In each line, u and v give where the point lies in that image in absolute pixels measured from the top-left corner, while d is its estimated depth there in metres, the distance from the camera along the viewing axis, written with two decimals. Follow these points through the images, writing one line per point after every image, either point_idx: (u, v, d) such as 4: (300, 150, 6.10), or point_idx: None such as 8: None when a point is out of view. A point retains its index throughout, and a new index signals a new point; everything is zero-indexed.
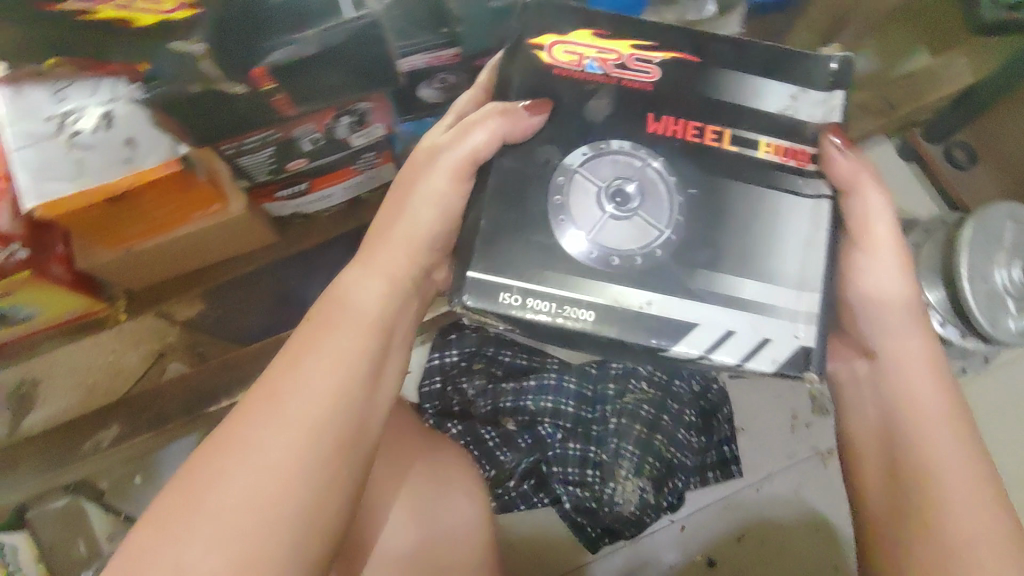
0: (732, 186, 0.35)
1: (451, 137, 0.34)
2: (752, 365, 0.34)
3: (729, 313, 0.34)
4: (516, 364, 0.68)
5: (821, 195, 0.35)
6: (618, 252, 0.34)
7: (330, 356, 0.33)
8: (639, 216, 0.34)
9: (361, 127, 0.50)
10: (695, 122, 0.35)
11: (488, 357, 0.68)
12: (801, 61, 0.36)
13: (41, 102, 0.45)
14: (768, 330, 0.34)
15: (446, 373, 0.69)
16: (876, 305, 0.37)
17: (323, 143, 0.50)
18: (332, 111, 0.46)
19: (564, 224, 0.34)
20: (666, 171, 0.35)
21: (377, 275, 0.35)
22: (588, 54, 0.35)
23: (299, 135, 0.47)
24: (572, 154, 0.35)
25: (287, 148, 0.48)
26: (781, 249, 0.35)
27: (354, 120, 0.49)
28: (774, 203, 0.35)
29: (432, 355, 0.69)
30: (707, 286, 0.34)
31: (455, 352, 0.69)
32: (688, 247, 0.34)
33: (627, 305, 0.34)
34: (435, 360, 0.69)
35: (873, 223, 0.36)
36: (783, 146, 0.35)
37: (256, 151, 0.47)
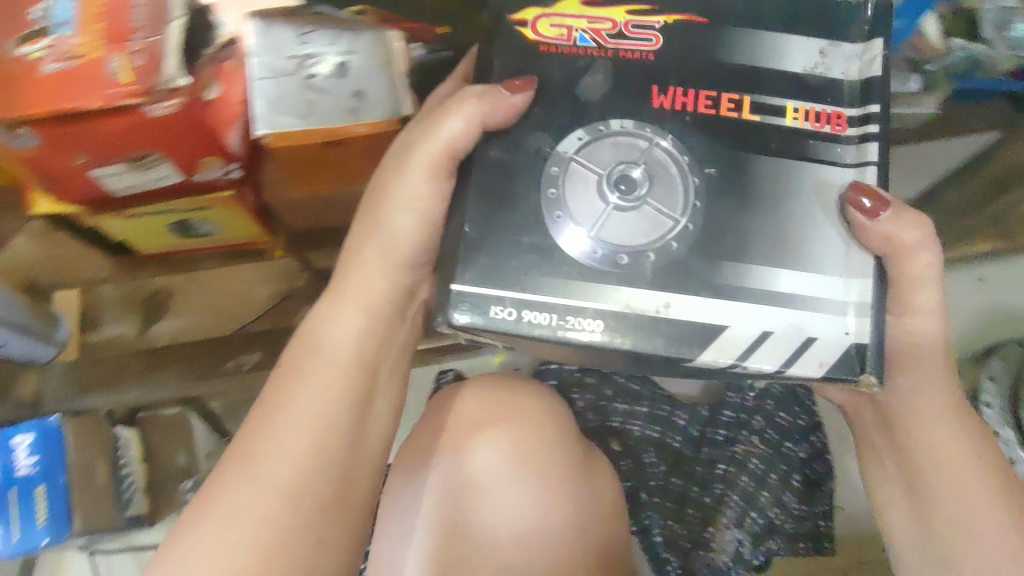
0: (756, 161, 0.30)
1: (426, 128, 0.31)
2: (795, 370, 0.29)
3: (763, 311, 0.29)
4: (628, 387, 0.61)
5: (866, 161, 0.30)
6: (627, 248, 0.29)
7: (320, 395, 0.33)
8: (648, 206, 0.30)
9: None
10: (707, 92, 0.31)
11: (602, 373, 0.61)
12: (832, 13, 0.31)
13: (284, 40, 0.43)
14: (813, 328, 0.29)
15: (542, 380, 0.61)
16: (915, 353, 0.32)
17: None
18: None
19: (561, 222, 0.30)
20: (677, 150, 0.30)
21: (351, 309, 0.35)
22: (579, 25, 0.31)
23: None
24: (565, 139, 0.30)
25: None
26: (820, 232, 0.30)
27: None
28: (807, 177, 0.30)
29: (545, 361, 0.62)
30: (736, 280, 0.29)
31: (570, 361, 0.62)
32: (708, 238, 0.30)
33: (640, 310, 0.29)
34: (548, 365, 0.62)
35: (916, 253, 0.29)
36: (815, 111, 0.31)
37: None
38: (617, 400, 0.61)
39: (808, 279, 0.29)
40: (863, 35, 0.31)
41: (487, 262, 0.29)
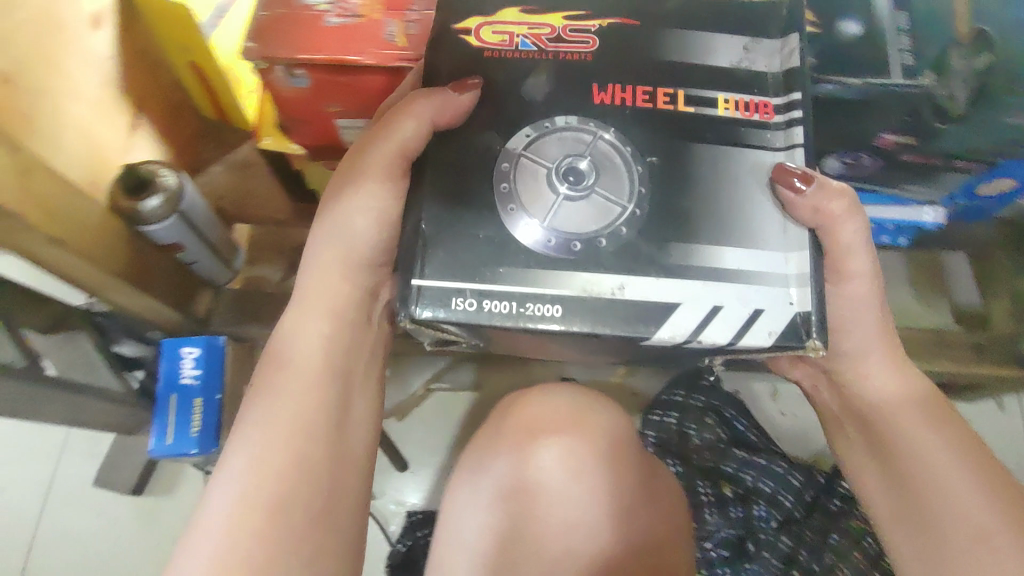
0: (694, 147, 0.34)
1: (379, 131, 0.36)
2: (746, 340, 0.31)
3: (712, 288, 0.32)
4: (746, 436, 0.68)
5: (793, 145, 0.34)
6: (578, 236, 0.33)
7: (309, 395, 0.39)
8: (596, 194, 0.33)
9: None
10: (643, 87, 0.35)
11: (728, 420, 0.69)
12: (753, 13, 0.36)
13: None
14: (758, 300, 0.32)
15: (681, 408, 0.69)
16: (880, 408, 0.39)
17: None
18: None
19: (514, 214, 0.33)
20: (620, 142, 0.34)
21: (317, 320, 0.40)
22: (519, 32, 0.36)
23: None
24: (514, 138, 0.35)
25: None
26: (757, 212, 0.33)
27: None
28: (739, 158, 0.34)
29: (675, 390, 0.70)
30: (685, 258, 0.33)
31: (702, 398, 0.70)
32: (654, 221, 0.33)
33: (597, 292, 0.32)
34: (670, 396, 0.71)
35: (850, 249, 0.34)
36: (743, 100, 0.35)
37: None
38: (710, 438, 0.68)
39: (755, 254, 0.33)
40: (781, 31, 0.36)
41: (446, 253, 0.33)
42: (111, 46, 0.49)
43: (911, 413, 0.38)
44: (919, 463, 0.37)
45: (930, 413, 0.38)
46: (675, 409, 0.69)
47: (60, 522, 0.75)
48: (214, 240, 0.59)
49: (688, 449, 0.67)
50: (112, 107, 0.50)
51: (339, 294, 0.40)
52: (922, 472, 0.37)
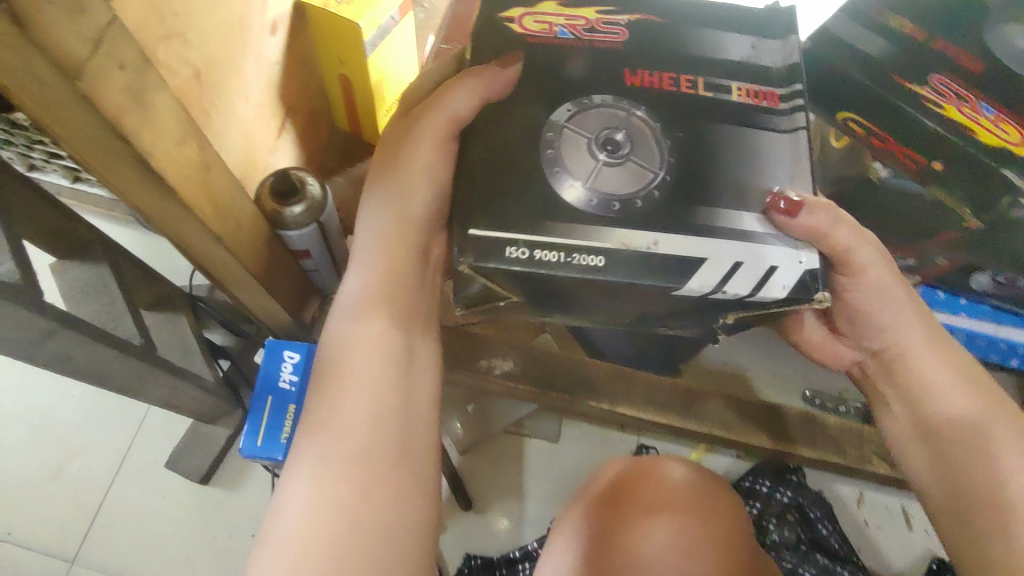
0: (715, 127, 0.42)
1: (438, 108, 0.43)
2: (764, 293, 0.39)
3: (733, 248, 0.39)
4: (826, 541, 0.76)
5: (795, 128, 0.43)
6: (618, 197, 0.39)
7: (363, 386, 0.45)
8: (631, 162, 0.40)
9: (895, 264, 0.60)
10: (669, 75, 0.43)
11: (808, 517, 0.78)
12: (760, 21, 0.45)
13: None
14: (773, 259, 0.39)
15: (764, 512, 0.77)
16: (947, 422, 0.46)
17: None
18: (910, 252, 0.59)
19: (560, 175, 0.40)
20: (649, 118, 0.42)
21: (371, 309, 0.47)
22: (558, 23, 0.44)
23: None
24: (557, 113, 0.42)
25: None
26: (767, 182, 0.41)
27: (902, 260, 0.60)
28: (753, 138, 0.42)
29: (747, 474, 0.81)
30: (708, 221, 0.40)
31: (785, 493, 0.79)
32: (679, 184, 0.40)
33: (635, 246, 0.38)
34: (746, 480, 0.80)
35: (852, 246, 0.42)
36: (752, 90, 0.43)
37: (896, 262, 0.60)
38: (795, 537, 0.76)
39: (772, 227, 0.40)
40: (783, 34, 0.45)
41: (499, 206, 0.39)
42: (277, 51, 0.62)
43: (985, 419, 0.45)
44: (983, 466, 0.44)
45: (1000, 414, 0.46)
46: (757, 507, 0.78)
47: (130, 500, 0.80)
48: (335, 253, 0.68)
49: (769, 542, 0.76)
50: (269, 112, 0.63)
51: (389, 291, 0.48)
52: (967, 467, 0.45)
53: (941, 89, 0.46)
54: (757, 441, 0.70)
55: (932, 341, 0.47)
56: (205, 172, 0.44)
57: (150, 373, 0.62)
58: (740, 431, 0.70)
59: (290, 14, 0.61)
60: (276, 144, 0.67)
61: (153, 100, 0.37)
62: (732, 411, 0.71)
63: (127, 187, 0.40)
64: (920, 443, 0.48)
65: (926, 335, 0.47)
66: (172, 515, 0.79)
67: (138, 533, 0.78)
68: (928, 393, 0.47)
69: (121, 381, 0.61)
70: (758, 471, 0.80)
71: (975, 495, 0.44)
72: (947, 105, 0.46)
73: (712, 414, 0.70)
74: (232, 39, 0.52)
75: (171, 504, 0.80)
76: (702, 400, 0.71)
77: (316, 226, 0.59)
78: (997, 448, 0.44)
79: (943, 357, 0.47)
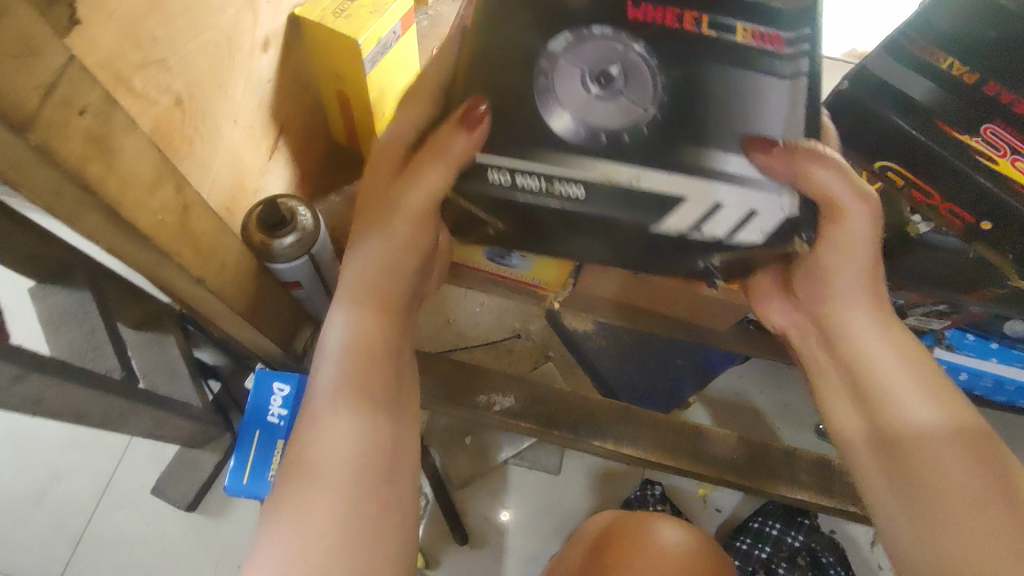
0: (711, 67, 0.37)
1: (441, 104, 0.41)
2: (741, 235, 0.38)
3: (716, 188, 0.37)
4: None
5: (799, 74, 0.37)
6: (605, 130, 0.37)
7: (341, 472, 0.41)
8: (623, 98, 0.37)
9: (931, 314, 0.58)
10: (674, 10, 0.37)
11: (820, 564, 0.74)
12: None
13: None
14: (755, 204, 0.37)
15: (773, 557, 0.74)
16: (907, 431, 0.41)
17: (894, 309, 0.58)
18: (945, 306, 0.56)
19: (551, 105, 0.37)
20: (648, 54, 0.37)
21: (365, 313, 0.46)
22: None
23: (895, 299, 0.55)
24: (554, 41, 0.37)
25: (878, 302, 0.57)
26: (763, 122, 0.37)
27: (937, 311, 0.57)
28: (752, 83, 0.37)
29: (756, 515, 0.77)
30: (696, 159, 0.37)
31: (796, 537, 0.75)
32: (669, 124, 0.37)
33: (617, 178, 0.37)
34: (755, 522, 0.77)
35: (845, 198, 0.38)
36: (760, 32, 0.37)
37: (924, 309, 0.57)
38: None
39: (756, 168, 0.37)
40: None
41: (491, 135, 0.37)
42: (270, 69, 0.58)
43: (953, 442, 0.40)
44: (947, 483, 0.39)
45: (969, 440, 0.40)
46: (766, 551, 0.75)
47: (114, 528, 0.77)
48: (330, 283, 0.64)
49: None
50: (260, 134, 0.59)
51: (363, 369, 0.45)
52: (925, 470, 0.40)
53: (994, 141, 0.39)
54: (775, 492, 0.66)
55: (891, 348, 0.43)
56: (184, 214, 0.41)
57: (131, 408, 0.59)
58: (757, 477, 0.66)
59: (283, 27, 0.58)
60: (268, 163, 0.63)
61: (121, 144, 0.34)
62: (749, 459, 0.67)
63: (97, 232, 0.37)
64: (873, 457, 0.43)
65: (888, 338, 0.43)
66: (157, 545, 0.76)
67: (122, 563, 0.75)
68: (889, 399, 0.42)
69: (100, 417, 0.58)
70: (768, 513, 0.77)
71: (928, 491, 0.39)
72: (1000, 161, 0.39)
73: (726, 460, 0.66)
74: (218, 60, 0.49)
75: (157, 533, 0.77)
76: (713, 444, 0.67)
77: (306, 258, 0.56)
78: (953, 454, 0.40)
79: (900, 344, 0.42)
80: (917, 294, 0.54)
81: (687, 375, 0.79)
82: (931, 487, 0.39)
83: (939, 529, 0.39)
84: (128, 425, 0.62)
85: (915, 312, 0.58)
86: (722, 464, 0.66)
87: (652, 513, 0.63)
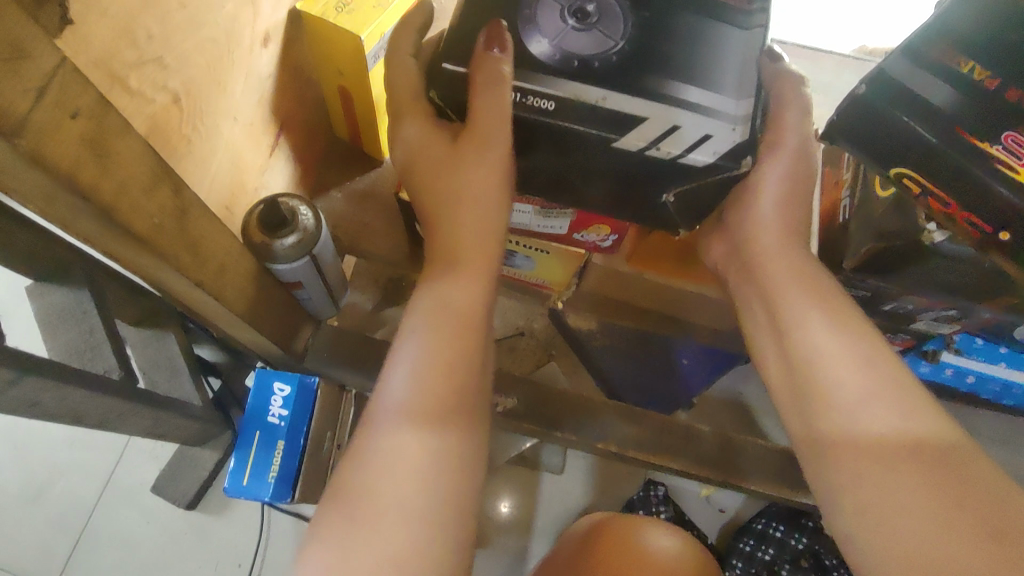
0: (678, 16, 0.41)
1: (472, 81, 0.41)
2: (694, 155, 0.39)
3: (674, 112, 0.39)
4: None
5: (756, 26, 0.42)
6: (578, 56, 0.40)
7: (399, 489, 0.40)
8: (597, 30, 0.40)
9: (941, 317, 0.56)
10: None
11: (825, 566, 0.73)
12: None
13: None
14: (710, 128, 0.39)
15: (775, 557, 0.74)
16: (864, 437, 0.42)
17: (902, 310, 0.57)
18: (950, 310, 0.54)
19: (531, 32, 0.41)
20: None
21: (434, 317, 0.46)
22: None
23: (902, 300, 0.54)
24: None
25: (883, 303, 0.56)
26: (720, 57, 0.41)
27: (945, 316, 0.56)
28: (715, 30, 0.41)
29: (759, 517, 0.77)
30: (656, 87, 0.39)
31: (799, 539, 0.74)
32: (634, 59, 0.40)
33: (584, 98, 0.39)
34: (758, 524, 0.77)
35: (785, 131, 0.46)
36: None
37: (931, 313, 0.56)
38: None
39: (711, 96, 0.40)
40: None
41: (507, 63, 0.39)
42: (270, 64, 0.57)
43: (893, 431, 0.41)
44: (883, 478, 0.40)
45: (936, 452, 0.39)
46: (769, 551, 0.74)
47: (113, 526, 0.76)
48: (330, 283, 0.64)
49: None
50: (260, 130, 0.58)
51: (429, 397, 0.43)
52: (858, 468, 0.41)
53: (1014, 148, 0.38)
54: (778, 494, 0.65)
55: (851, 343, 0.45)
56: (182, 218, 0.40)
57: (130, 409, 0.59)
58: (761, 480, 0.65)
59: (284, 23, 0.57)
60: (268, 161, 0.62)
61: (116, 149, 0.33)
62: (753, 461, 0.66)
63: (94, 237, 0.36)
64: (813, 457, 0.44)
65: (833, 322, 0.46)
66: (158, 543, 0.76)
67: (122, 561, 0.75)
68: (841, 403, 0.43)
69: (99, 417, 0.58)
70: (771, 514, 0.76)
71: (863, 491, 0.40)
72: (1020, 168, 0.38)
73: (731, 462, 0.66)
74: (217, 58, 0.48)
75: (156, 531, 0.76)
76: (716, 444, 0.67)
77: (308, 259, 0.56)
78: (902, 461, 0.40)
79: (845, 337, 0.45)
80: (927, 299, 0.53)
81: (692, 376, 0.78)
82: (871, 476, 0.40)
83: (871, 516, 0.40)
84: (126, 425, 0.62)
85: (921, 314, 0.57)
86: (724, 465, 0.66)
87: (646, 518, 0.63)
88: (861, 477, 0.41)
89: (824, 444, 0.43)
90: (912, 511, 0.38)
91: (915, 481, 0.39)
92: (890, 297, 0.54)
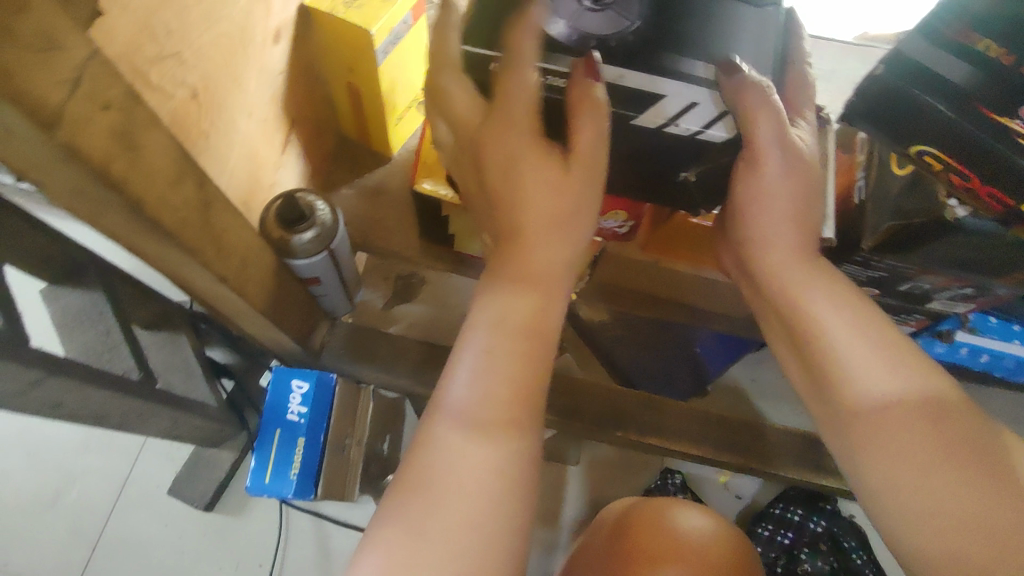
0: None
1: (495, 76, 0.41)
2: (708, 132, 0.41)
3: (692, 88, 0.38)
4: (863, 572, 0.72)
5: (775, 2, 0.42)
6: (595, 36, 0.39)
7: (467, 491, 0.38)
8: (612, 10, 0.39)
9: (956, 295, 0.57)
10: None
11: (843, 548, 0.74)
12: None
13: None
14: (728, 104, 0.39)
15: (794, 540, 0.74)
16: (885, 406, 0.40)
17: (916, 289, 0.57)
18: (965, 287, 0.54)
19: (548, 12, 0.40)
20: None
21: (513, 289, 0.43)
22: None
23: (918, 278, 0.55)
24: None
25: (898, 282, 0.56)
26: (735, 36, 0.40)
27: (961, 293, 0.56)
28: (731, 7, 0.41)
29: (777, 502, 0.77)
30: (673, 63, 0.39)
31: (817, 522, 0.75)
32: (650, 35, 0.39)
33: (602, 75, 0.39)
34: (776, 508, 0.77)
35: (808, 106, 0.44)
36: None
37: (945, 291, 0.56)
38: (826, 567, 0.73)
39: (731, 67, 0.38)
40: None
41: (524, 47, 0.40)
42: (282, 60, 0.57)
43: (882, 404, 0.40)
44: (909, 447, 0.38)
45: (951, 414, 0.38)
46: (788, 535, 0.75)
47: (130, 529, 0.76)
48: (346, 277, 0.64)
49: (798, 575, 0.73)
50: (273, 126, 0.58)
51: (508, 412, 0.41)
52: (879, 438, 0.40)
53: None
54: (795, 476, 0.66)
55: (851, 325, 0.43)
56: (207, 211, 0.40)
57: (150, 408, 0.59)
58: (777, 461, 0.66)
59: (295, 18, 0.57)
60: (281, 157, 0.62)
61: (146, 140, 0.33)
62: (771, 444, 0.67)
63: (122, 232, 0.37)
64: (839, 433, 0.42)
65: (832, 297, 0.44)
66: (175, 545, 0.76)
67: (140, 564, 0.75)
68: (857, 371, 0.42)
69: (118, 418, 0.58)
70: (790, 498, 0.76)
71: (890, 466, 0.39)
72: None
73: (747, 444, 0.66)
74: (233, 53, 0.48)
75: (174, 534, 0.76)
76: (732, 428, 0.67)
77: (325, 254, 0.56)
78: (924, 429, 0.38)
79: (847, 310, 0.43)
80: (943, 276, 0.53)
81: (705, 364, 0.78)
82: (894, 446, 0.39)
83: (900, 492, 0.38)
84: (144, 426, 0.62)
85: (936, 293, 0.57)
86: (740, 449, 0.66)
87: (670, 500, 0.63)
88: (889, 449, 0.39)
89: (838, 418, 0.42)
90: (939, 478, 0.37)
91: (941, 447, 0.37)
92: (905, 276, 0.55)
